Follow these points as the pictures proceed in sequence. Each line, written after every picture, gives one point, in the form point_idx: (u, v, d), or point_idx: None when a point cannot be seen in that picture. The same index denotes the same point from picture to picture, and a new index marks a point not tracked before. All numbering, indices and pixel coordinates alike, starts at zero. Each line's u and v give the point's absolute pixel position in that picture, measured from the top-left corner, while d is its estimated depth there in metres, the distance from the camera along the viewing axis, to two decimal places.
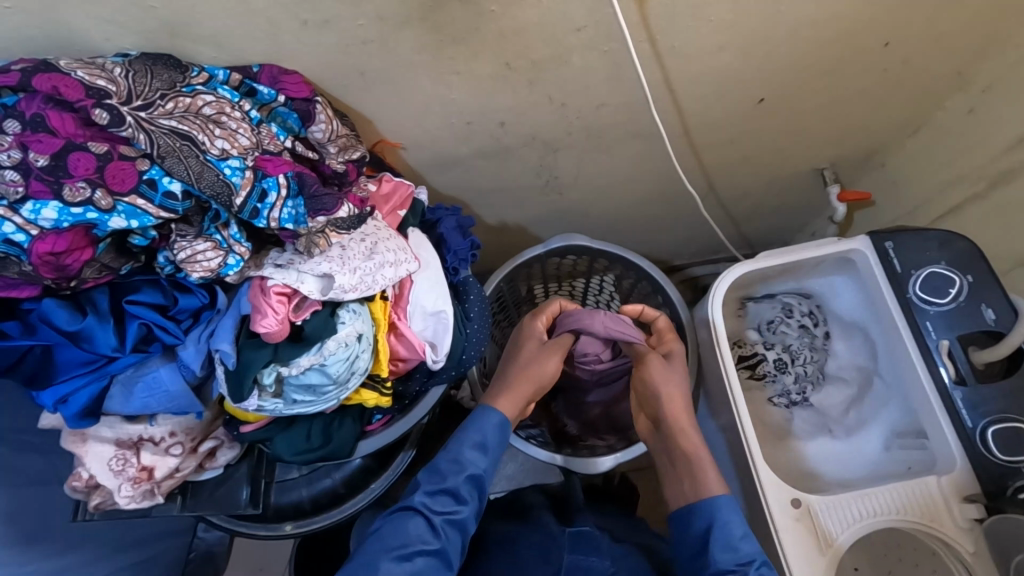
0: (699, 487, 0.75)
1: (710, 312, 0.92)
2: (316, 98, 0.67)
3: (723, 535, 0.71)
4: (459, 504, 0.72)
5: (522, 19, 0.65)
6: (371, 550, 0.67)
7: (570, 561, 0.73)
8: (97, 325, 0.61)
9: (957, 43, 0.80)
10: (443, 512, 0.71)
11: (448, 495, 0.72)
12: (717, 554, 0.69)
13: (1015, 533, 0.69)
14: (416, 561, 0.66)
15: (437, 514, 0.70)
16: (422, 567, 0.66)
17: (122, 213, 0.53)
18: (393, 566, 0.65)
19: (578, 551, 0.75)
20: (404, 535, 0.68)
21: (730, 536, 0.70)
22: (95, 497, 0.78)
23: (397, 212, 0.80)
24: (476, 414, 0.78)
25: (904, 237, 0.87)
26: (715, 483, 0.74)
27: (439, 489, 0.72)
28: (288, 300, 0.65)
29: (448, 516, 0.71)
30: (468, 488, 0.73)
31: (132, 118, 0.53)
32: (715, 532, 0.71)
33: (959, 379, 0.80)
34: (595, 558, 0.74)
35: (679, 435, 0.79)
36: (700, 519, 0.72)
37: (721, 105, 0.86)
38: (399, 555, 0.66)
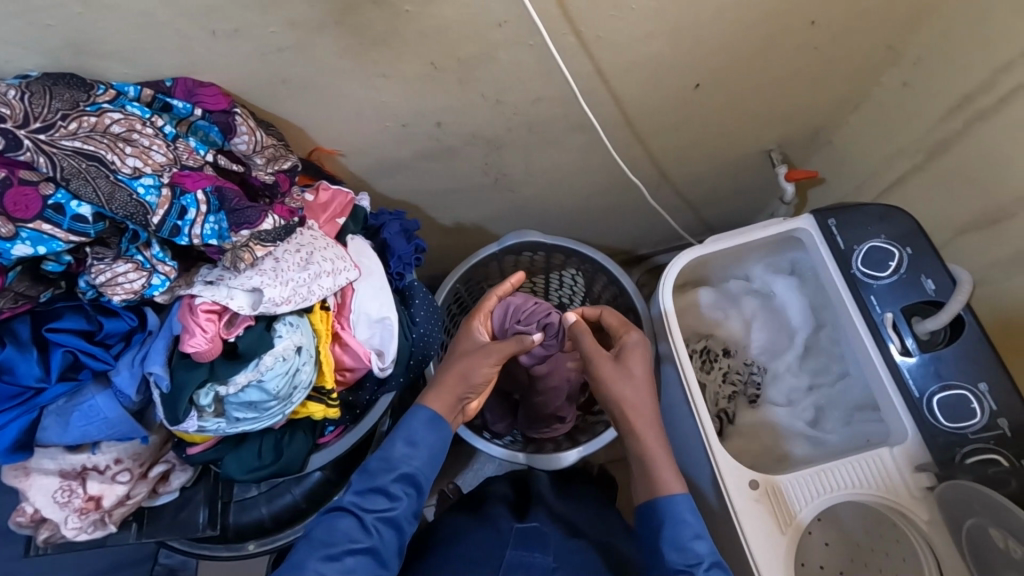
0: (657, 483, 0.72)
1: (664, 305, 0.92)
2: (236, 109, 0.66)
3: (676, 533, 0.69)
4: (391, 502, 0.69)
5: (442, 16, 0.64)
6: (301, 550, 0.66)
7: (512, 557, 0.73)
8: (19, 356, 0.59)
9: (883, 19, 0.81)
10: (374, 511, 0.68)
11: (380, 493, 0.69)
12: (669, 553, 0.69)
13: (964, 498, 0.70)
14: (346, 561, 0.65)
15: (368, 513, 0.68)
16: (355, 565, 0.65)
17: (27, 239, 0.52)
18: (323, 566, 0.64)
19: (521, 547, 0.74)
20: (334, 535, 0.66)
21: (680, 537, 0.69)
22: (43, 530, 0.77)
23: (336, 220, 0.78)
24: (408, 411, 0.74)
25: (846, 214, 0.88)
26: (673, 481, 0.72)
27: (370, 488, 0.69)
28: (218, 317, 0.64)
29: (379, 514, 0.68)
30: (401, 486, 0.70)
31: (31, 141, 0.51)
32: (667, 529, 0.70)
33: (905, 351, 0.81)
34: (539, 554, 0.73)
35: (638, 432, 0.75)
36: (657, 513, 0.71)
37: (657, 92, 0.86)
38: (329, 554, 0.65)
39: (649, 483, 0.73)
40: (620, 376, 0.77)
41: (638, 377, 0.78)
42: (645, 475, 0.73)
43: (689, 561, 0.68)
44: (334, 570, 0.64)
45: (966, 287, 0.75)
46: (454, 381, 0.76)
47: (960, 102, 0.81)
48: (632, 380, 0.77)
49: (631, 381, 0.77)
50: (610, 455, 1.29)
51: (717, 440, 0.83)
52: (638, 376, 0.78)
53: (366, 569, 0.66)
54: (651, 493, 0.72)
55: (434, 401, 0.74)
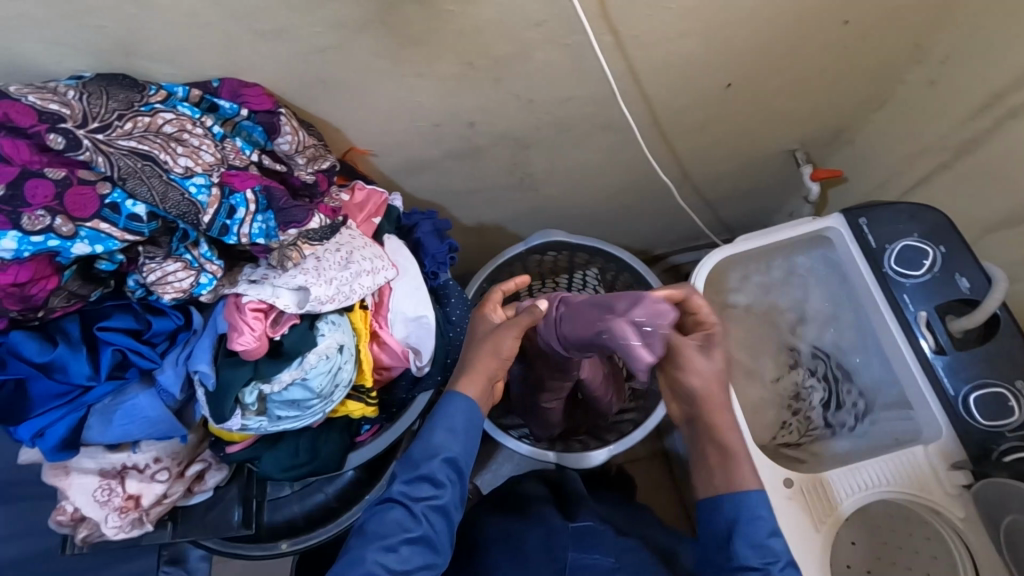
0: (733, 477, 0.66)
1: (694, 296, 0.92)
2: (280, 109, 0.66)
3: (748, 529, 0.65)
4: (438, 490, 0.67)
5: (481, 16, 0.64)
6: (357, 543, 0.66)
7: (574, 559, 0.75)
8: (69, 355, 0.60)
9: (912, 18, 0.82)
10: (423, 499, 0.66)
11: (426, 481, 0.67)
12: (736, 545, 0.65)
13: (1002, 499, 0.71)
14: (402, 551, 0.64)
15: (418, 502, 0.66)
16: (410, 555, 0.64)
17: (86, 238, 0.52)
18: (379, 558, 0.63)
19: (580, 548, 0.76)
20: (387, 527, 0.65)
21: (756, 534, 0.65)
22: (82, 530, 0.77)
23: (372, 219, 0.79)
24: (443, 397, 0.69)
25: (877, 212, 0.88)
26: (748, 477, 0.66)
27: (416, 477, 0.67)
28: (264, 316, 0.65)
29: (428, 502, 0.66)
30: (447, 473, 0.67)
31: (89, 141, 0.52)
32: (743, 527, 0.65)
33: (939, 348, 0.81)
34: (599, 555, 0.75)
35: (709, 420, 0.67)
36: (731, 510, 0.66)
37: (687, 92, 0.86)
38: (385, 546, 0.64)
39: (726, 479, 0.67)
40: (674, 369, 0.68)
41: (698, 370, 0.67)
42: (723, 472, 0.67)
43: (765, 559, 0.64)
44: (389, 561, 0.64)
45: (1002, 286, 0.75)
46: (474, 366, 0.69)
47: (989, 101, 0.82)
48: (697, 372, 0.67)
49: (695, 374, 0.67)
50: (630, 455, 1.29)
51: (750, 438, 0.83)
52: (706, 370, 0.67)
53: (422, 558, 0.65)
54: (724, 487, 0.67)
55: (468, 386, 0.68)
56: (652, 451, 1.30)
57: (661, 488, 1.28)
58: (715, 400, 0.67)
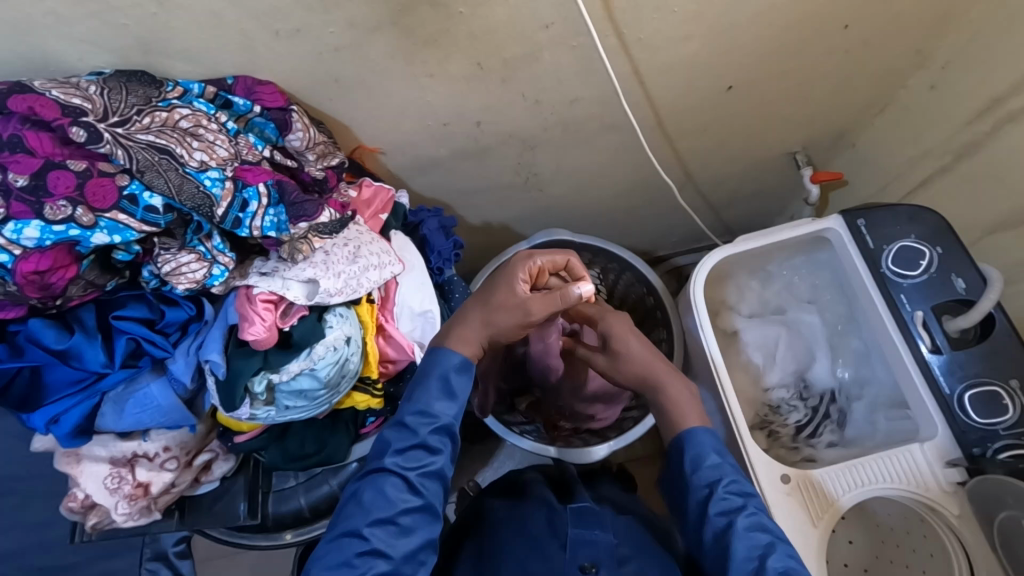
0: (673, 419, 0.75)
1: (693, 295, 0.94)
2: (292, 107, 0.68)
3: (695, 458, 0.72)
4: (432, 455, 0.68)
5: (491, 19, 0.66)
6: (353, 516, 0.65)
7: (575, 535, 0.74)
8: (85, 343, 0.61)
9: (912, 23, 0.83)
10: (417, 468, 0.67)
11: (419, 449, 0.68)
12: (690, 477, 0.72)
13: (996, 494, 0.72)
14: (402, 521, 0.65)
15: (412, 470, 0.67)
16: (410, 524, 0.65)
17: (105, 228, 0.54)
18: (378, 531, 0.63)
19: (581, 525, 0.76)
20: (383, 498, 0.65)
21: (700, 462, 0.72)
22: (92, 517, 0.78)
23: (379, 216, 0.80)
24: (433, 359, 0.71)
25: (875, 214, 0.90)
26: (690, 416, 0.75)
27: (409, 445, 0.67)
28: (274, 307, 0.66)
29: (423, 469, 0.67)
30: (438, 437, 0.69)
31: (109, 134, 0.54)
32: (691, 456, 0.72)
33: (935, 348, 0.82)
34: (599, 532, 0.75)
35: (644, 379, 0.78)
36: (680, 446, 0.73)
37: (691, 94, 0.88)
38: (383, 518, 0.64)
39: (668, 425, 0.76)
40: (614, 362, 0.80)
41: (635, 351, 0.79)
42: (665, 419, 0.76)
43: (710, 480, 0.71)
44: (388, 533, 0.64)
45: (998, 286, 0.77)
46: (480, 328, 0.71)
47: (988, 105, 0.83)
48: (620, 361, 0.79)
49: (623, 364, 0.79)
50: (630, 454, 1.31)
51: (748, 434, 0.84)
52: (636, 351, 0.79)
53: (422, 523, 0.66)
54: (673, 428, 0.75)
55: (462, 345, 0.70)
56: (652, 451, 1.31)
57: (661, 487, 1.29)
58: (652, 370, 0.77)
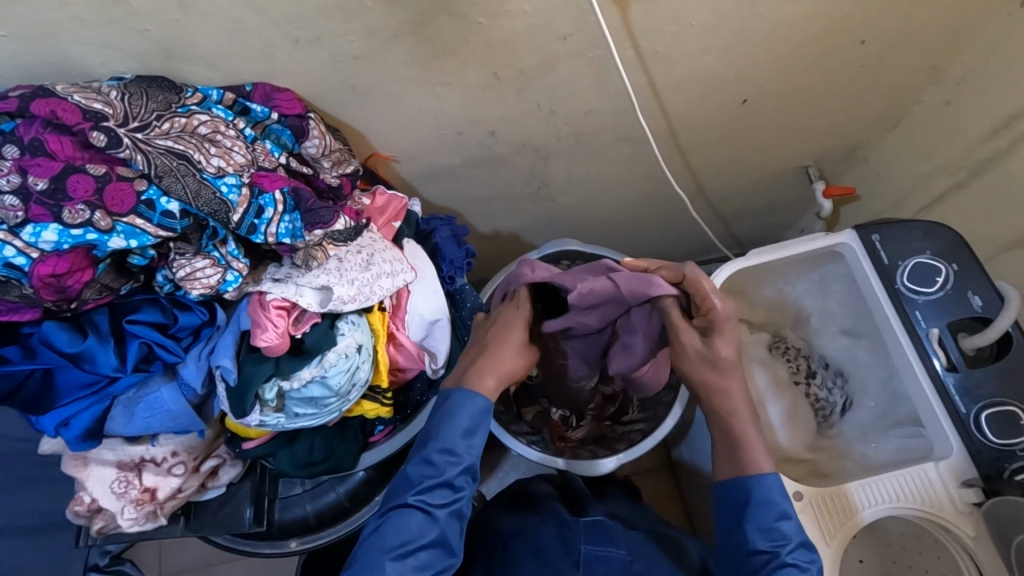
0: (745, 464, 0.69)
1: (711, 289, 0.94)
2: (309, 114, 0.68)
3: (760, 513, 0.67)
4: (456, 494, 0.66)
5: (511, 29, 0.66)
6: (372, 549, 0.63)
7: (588, 551, 0.75)
8: (98, 346, 0.61)
9: (929, 39, 0.83)
10: (441, 506, 0.65)
11: (443, 486, 0.66)
12: (751, 531, 0.67)
13: (1016, 514, 0.71)
14: (420, 556, 0.63)
15: (435, 508, 0.65)
16: (427, 560, 0.63)
17: (122, 233, 0.54)
18: (397, 566, 0.62)
19: (594, 542, 0.77)
20: (404, 535, 0.63)
21: (767, 517, 0.67)
22: (97, 521, 0.79)
23: (392, 223, 0.80)
24: (462, 395, 0.67)
25: (890, 229, 0.89)
26: (762, 462, 0.69)
27: (433, 482, 0.65)
28: (287, 313, 0.66)
29: (448, 508, 0.65)
30: (462, 476, 0.66)
31: (129, 139, 0.54)
32: (753, 509, 0.67)
33: (951, 365, 0.81)
34: (613, 548, 0.76)
35: (723, 393, 0.69)
36: (743, 490, 0.68)
37: (706, 107, 0.88)
38: (402, 553, 0.62)
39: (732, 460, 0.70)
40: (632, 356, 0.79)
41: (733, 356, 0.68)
42: (732, 454, 0.69)
43: (774, 541, 0.66)
44: (407, 567, 0.62)
45: (1015, 304, 0.76)
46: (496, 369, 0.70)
47: (1005, 121, 0.83)
48: (719, 368, 0.68)
49: (718, 367, 0.68)
50: (636, 467, 1.31)
51: None
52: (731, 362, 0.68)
53: (437, 561, 0.64)
54: (737, 472, 0.69)
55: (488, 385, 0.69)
56: (658, 464, 1.31)
57: (668, 500, 1.28)
58: (741, 397, 0.69)
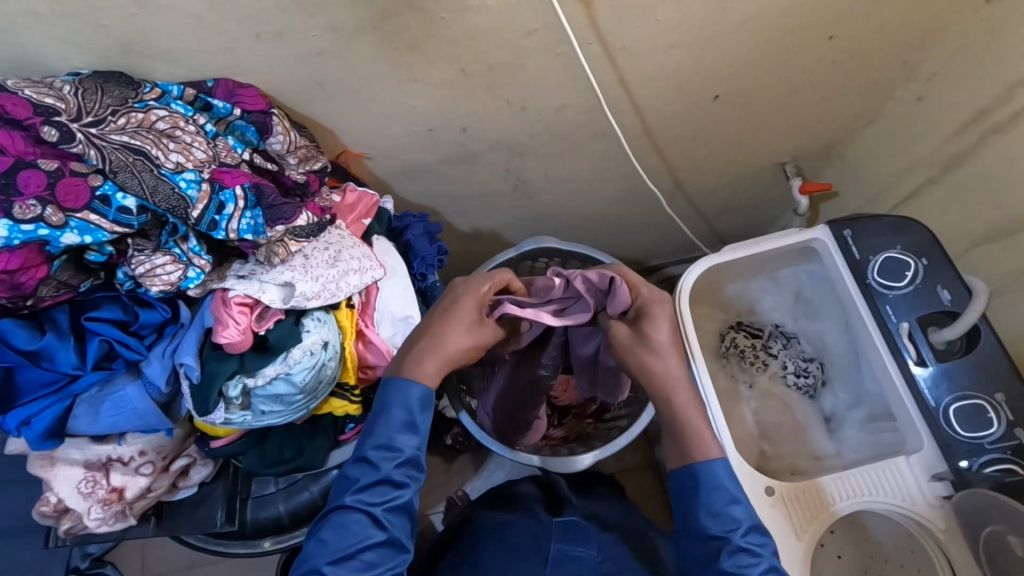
0: (693, 449, 0.64)
1: (684, 281, 0.92)
2: (273, 110, 0.68)
3: (710, 500, 0.63)
4: (397, 490, 0.63)
5: (476, 24, 0.66)
6: (315, 551, 0.62)
7: (558, 550, 0.76)
8: (57, 344, 0.61)
9: (897, 35, 0.84)
10: (382, 502, 0.63)
11: (383, 482, 0.63)
12: (705, 522, 0.62)
13: (981, 508, 0.71)
14: (366, 557, 0.61)
15: (376, 506, 0.63)
16: (376, 559, 0.61)
17: (75, 228, 0.53)
18: (340, 568, 0.60)
19: (565, 541, 0.77)
20: (345, 535, 0.61)
21: (715, 505, 0.62)
22: (65, 521, 0.78)
23: (363, 220, 0.80)
24: (397, 382, 0.66)
25: (862, 224, 0.89)
26: (710, 446, 0.65)
27: (371, 478, 0.63)
28: (250, 310, 0.66)
29: (388, 504, 0.63)
30: (402, 470, 0.64)
31: (82, 134, 0.53)
32: (702, 496, 0.63)
33: (921, 361, 0.81)
34: (583, 548, 0.77)
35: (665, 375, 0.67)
36: (692, 474, 0.64)
37: (679, 104, 0.88)
38: (343, 555, 0.61)
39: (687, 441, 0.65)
40: (640, 347, 0.68)
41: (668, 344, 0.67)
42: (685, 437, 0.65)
43: (726, 527, 0.62)
44: (351, 569, 0.60)
45: (982, 298, 0.76)
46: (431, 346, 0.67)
47: (975, 116, 0.83)
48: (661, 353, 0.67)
49: (654, 351, 0.67)
50: (619, 464, 1.30)
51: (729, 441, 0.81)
52: (666, 344, 0.68)
53: (386, 561, 0.62)
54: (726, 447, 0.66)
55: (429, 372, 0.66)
56: (642, 461, 1.31)
57: (650, 498, 1.28)
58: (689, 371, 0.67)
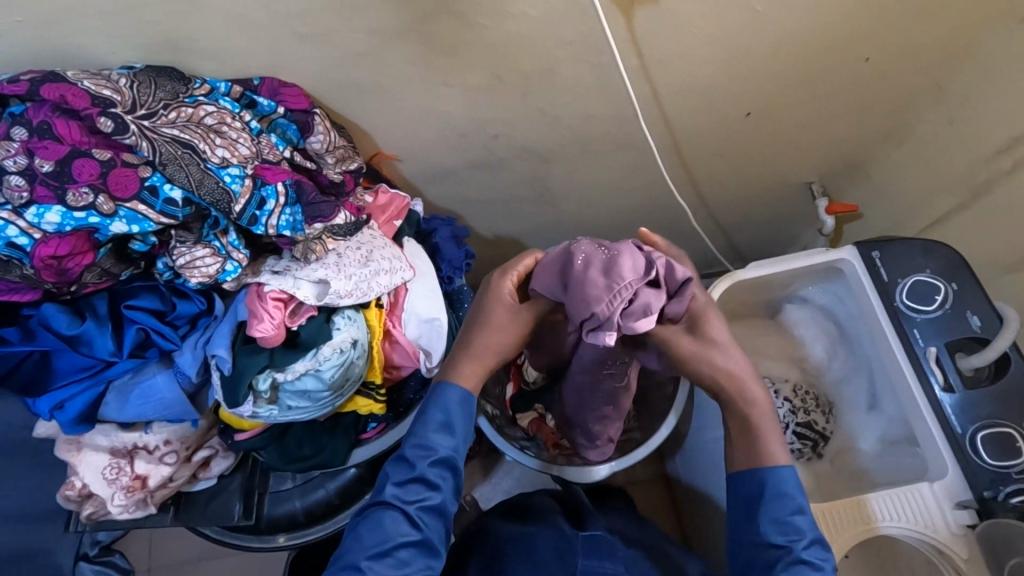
0: (762, 455, 0.65)
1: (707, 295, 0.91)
2: (315, 110, 0.69)
3: (775, 507, 0.64)
4: (431, 490, 0.65)
5: (515, 32, 0.67)
6: (351, 547, 0.64)
7: (585, 565, 0.75)
8: (95, 331, 0.62)
9: (930, 58, 0.84)
10: (417, 501, 0.65)
11: (418, 483, 0.65)
12: (767, 527, 0.63)
13: (1008, 539, 0.70)
14: (399, 554, 0.62)
15: (410, 504, 0.64)
16: (407, 557, 0.63)
17: (124, 218, 0.54)
18: (376, 565, 0.62)
19: (592, 557, 0.76)
20: (381, 532, 0.63)
21: (780, 514, 0.63)
22: (88, 506, 0.79)
23: (394, 221, 0.81)
24: (436, 390, 0.68)
25: (891, 247, 0.89)
26: (778, 453, 0.65)
27: (408, 478, 0.65)
28: (284, 305, 0.67)
29: (422, 503, 0.65)
30: (437, 472, 0.66)
31: (136, 126, 0.54)
32: (766, 503, 0.64)
33: (948, 386, 0.80)
34: (609, 563, 0.76)
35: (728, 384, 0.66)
36: (760, 481, 0.65)
37: (709, 119, 0.89)
38: (379, 551, 0.62)
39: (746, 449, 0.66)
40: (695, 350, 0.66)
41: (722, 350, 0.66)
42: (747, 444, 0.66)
43: (789, 537, 0.63)
44: (386, 565, 0.62)
45: (1014, 326, 0.75)
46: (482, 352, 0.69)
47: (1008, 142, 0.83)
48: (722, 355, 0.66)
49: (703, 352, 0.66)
50: (630, 477, 1.30)
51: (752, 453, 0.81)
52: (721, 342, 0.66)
53: (419, 560, 0.63)
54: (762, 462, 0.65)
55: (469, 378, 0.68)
56: (653, 475, 1.30)
57: (662, 512, 1.27)
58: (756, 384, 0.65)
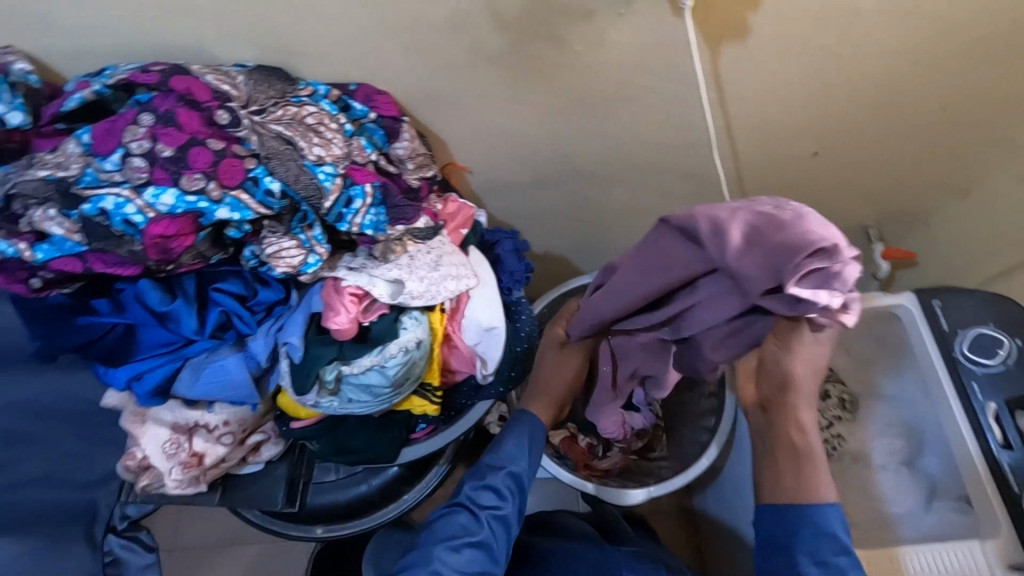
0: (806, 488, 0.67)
1: None
2: (403, 118, 0.72)
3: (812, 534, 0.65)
4: (501, 499, 0.73)
5: (605, 57, 0.69)
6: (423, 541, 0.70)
7: None
8: (183, 309, 0.65)
9: (1010, 113, 0.84)
10: (488, 507, 0.72)
11: (490, 492, 0.73)
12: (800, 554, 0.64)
13: None
14: (466, 551, 0.68)
15: (482, 508, 0.72)
16: (473, 558, 0.68)
17: (228, 205, 0.57)
18: (445, 558, 0.68)
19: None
20: (454, 529, 0.70)
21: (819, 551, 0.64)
22: (144, 478, 0.82)
23: (460, 230, 0.82)
24: (516, 410, 0.83)
25: (951, 297, 0.88)
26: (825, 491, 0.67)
27: (482, 485, 0.73)
28: (358, 301, 0.69)
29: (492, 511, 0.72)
30: (507, 485, 0.74)
31: (248, 121, 0.59)
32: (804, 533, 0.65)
33: (1006, 444, 0.79)
34: None
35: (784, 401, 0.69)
36: (796, 517, 0.66)
37: (778, 155, 0.89)
38: (450, 545, 0.68)
39: (798, 479, 0.68)
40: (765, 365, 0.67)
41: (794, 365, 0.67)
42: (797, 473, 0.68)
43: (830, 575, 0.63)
44: (454, 561, 0.68)
45: None
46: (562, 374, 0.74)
47: None
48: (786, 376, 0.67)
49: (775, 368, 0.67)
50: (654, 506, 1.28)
51: None
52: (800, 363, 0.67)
53: (479, 562, 0.69)
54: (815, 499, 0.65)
55: None
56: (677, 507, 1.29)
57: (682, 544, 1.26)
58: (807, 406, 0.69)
